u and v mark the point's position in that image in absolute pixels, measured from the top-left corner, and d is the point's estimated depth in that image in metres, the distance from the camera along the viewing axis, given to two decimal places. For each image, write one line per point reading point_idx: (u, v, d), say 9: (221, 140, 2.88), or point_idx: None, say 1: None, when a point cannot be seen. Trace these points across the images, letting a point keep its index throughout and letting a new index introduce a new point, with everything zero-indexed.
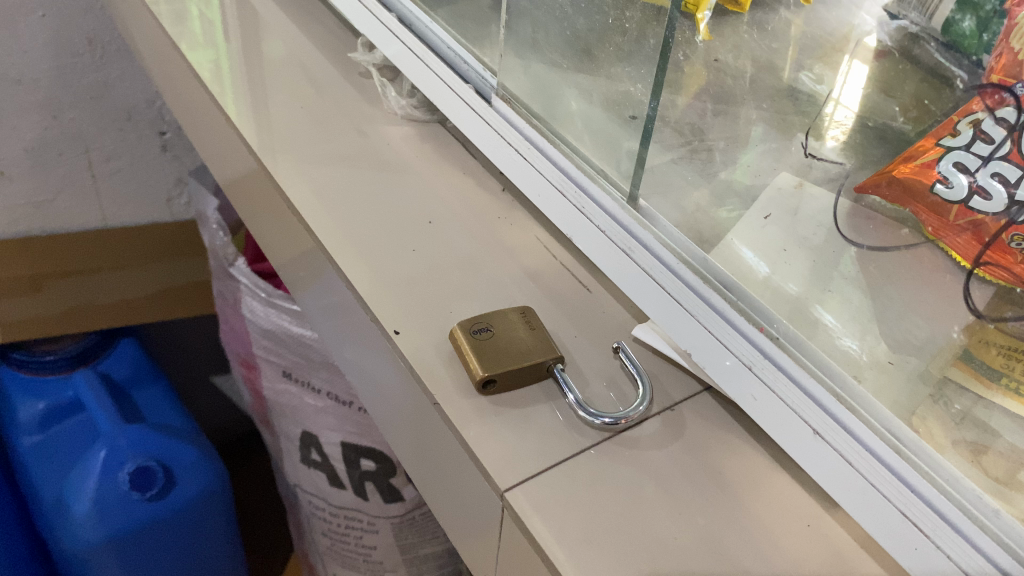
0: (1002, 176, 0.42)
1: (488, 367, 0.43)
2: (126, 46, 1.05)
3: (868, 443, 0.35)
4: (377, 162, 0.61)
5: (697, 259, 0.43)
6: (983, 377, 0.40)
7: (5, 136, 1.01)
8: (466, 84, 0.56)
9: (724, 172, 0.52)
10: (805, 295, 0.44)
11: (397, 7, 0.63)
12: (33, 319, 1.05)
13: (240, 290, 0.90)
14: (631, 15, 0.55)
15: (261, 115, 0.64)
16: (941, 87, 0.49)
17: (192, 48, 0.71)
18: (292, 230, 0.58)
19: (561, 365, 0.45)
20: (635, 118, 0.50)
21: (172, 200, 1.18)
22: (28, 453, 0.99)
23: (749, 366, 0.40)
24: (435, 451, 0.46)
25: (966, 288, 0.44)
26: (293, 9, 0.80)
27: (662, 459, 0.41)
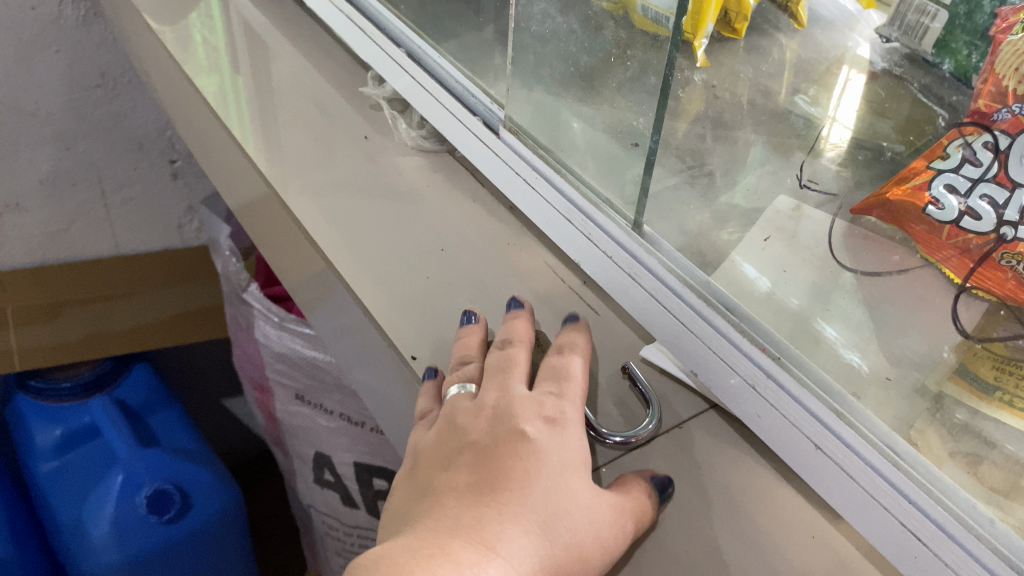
0: (990, 197, 0.44)
1: None
2: (138, 78, 1.07)
3: (865, 456, 0.37)
4: (389, 193, 0.63)
5: (700, 282, 0.45)
6: (978, 390, 0.41)
7: (21, 169, 1.04)
8: (475, 117, 0.58)
9: (724, 197, 0.53)
10: (806, 310, 0.46)
11: (405, 41, 0.65)
12: (48, 347, 1.06)
13: (253, 315, 0.92)
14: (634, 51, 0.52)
15: (274, 147, 0.66)
16: (925, 125, 0.54)
17: (204, 81, 0.73)
18: (305, 256, 0.60)
19: None
20: (637, 146, 0.50)
21: (183, 227, 1.21)
22: (46, 477, 1.01)
23: (753, 385, 0.41)
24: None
25: (955, 312, 0.46)
26: (301, 41, 0.82)
27: (671, 476, 0.43)
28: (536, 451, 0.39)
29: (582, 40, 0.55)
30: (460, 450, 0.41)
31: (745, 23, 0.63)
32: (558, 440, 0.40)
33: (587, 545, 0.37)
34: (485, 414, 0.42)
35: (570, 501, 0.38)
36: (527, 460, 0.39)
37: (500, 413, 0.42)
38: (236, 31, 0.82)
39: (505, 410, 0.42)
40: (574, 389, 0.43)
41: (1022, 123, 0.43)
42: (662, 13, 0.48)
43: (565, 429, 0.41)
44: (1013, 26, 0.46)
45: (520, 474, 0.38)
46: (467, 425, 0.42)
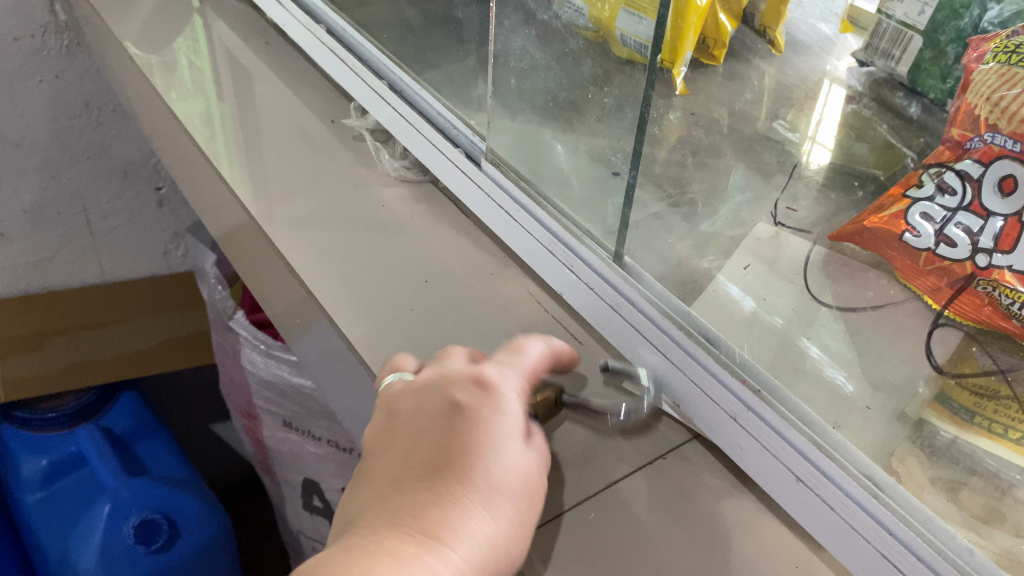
0: (964, 225, 0.45)
1: None
2: (121, 107, 1.07)
3: (846, 488, 0.37)
4: (373, 223, 0.63)
5: (681, 313, 0.45)
6: (956, 417, 0.42)
7: (6, 199, 1.04)
8: (456, 149, 0.59)
9: (706, 224, 0.53)
10: (790, 328, 0.47)
11: (387, 74, 0.66)
12: (35, 376, 1.07)
13: (239, 342, 0.91)
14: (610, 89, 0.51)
15: (257, 179, 0.67)
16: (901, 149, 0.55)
17: (187, 112, 0.73)
18: (289, 288, 0.60)
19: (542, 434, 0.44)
20: (618, 176, 0.50)
21: (169, 253, 1.21)
22: (31, 508, 1.00)
23: (735, 417, 0.42)
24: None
25: (927, 349, 0.46)
26: (283, 71, 0.82)
27: (656, 508, 0.43)
28: (470, 421, 0.39)
29: (558, 74, 0.54)
30: (397, 432, 0.40)
31: (723, 49, 0.62)
32: (492, 406, 0.40)
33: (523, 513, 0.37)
34: (418, 390, 0.42)
35: (508, 467, 0.38)
36: (461, 429, 0.38)
37: (435, 388, 0.41)
38: (217, 61, 0.83)
39: (439, 386, 0.42)
40: (520, 385, 0.43)
41: (993, 152, 0.44)
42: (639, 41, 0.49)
43: (499, 399, 0.41)
44: (984, 54, 0.47)
45: (457, 445, 0.38)
46: (401, 404, 0.42)
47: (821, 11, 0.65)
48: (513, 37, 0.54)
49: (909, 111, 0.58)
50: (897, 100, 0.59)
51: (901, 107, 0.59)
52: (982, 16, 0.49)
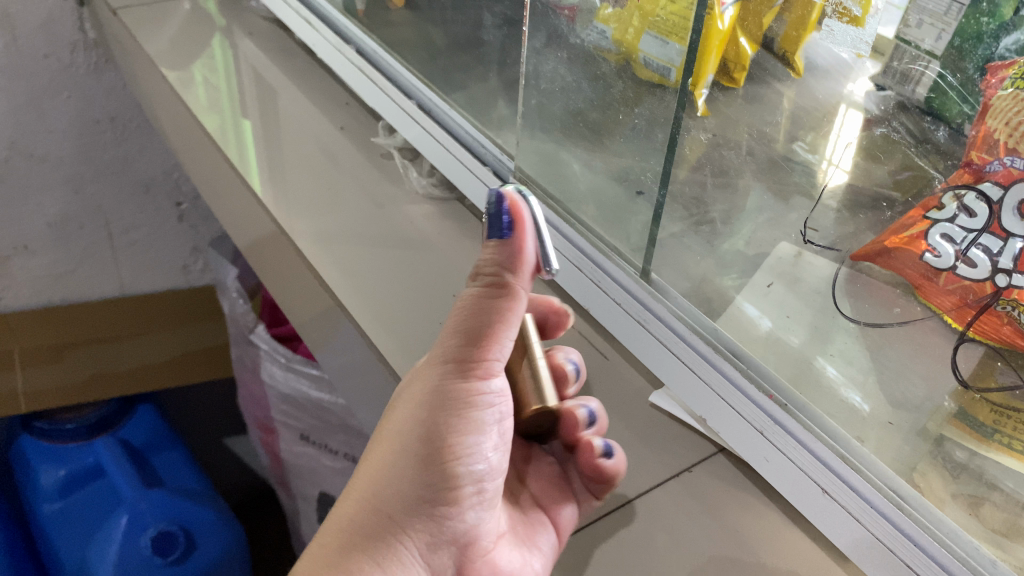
0: (985, 246, 0.46)
1: None
2: (146, 123, 1.09)
3: (870, 499, 0.39)
4: (401, 240, 0.65)
5: (706, 328, 0.47)
6: (978, 433, 0.43)
7: (31, 212, 1.06)
8: (484, 167, 0.62)
9: (726, 243, 0.54)
10: (806, 348, 0.48)
11: (416, 94, 0.69)
12: (52, 388, 1.07)
13: (260, 356, 0.92)
14: (642, 111, 0.52)
15: (285, 195, 0.68)
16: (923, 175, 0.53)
17: (216, 126, 0.74)
18: (315, 300, 0.61)
19: None
20: (642, 194, 0.52)
21: (188, 267, 1.23)
22: (48, 519, 0.99)
23: (761, 430, 0.44)
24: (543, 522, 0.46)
25: (954, 361, 0.47)
26: (311, 91, 0.84)
27: (684, 521, 0.44)
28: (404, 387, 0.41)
29: (593, 97, 0.55)
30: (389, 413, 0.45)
31: (745, 70, 0.58)
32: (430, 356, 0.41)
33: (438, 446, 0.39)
34: None
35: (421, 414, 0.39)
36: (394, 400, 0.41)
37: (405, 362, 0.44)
38: (246, 80, 0.84)
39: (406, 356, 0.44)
40: None
41: (1012, 175, 0.45)
42: (663, 64, 0.51)
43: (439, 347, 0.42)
44: (1003, 80, 0.47)
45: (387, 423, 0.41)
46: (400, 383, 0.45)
47: (851, 41, 0.55)
48: (544, 62, 0.56)
49: (936, 135, 0.54)
50: (926, 125, 0.55)
51: (929, 132, 0.54)
52: (998, 41, 0.47)
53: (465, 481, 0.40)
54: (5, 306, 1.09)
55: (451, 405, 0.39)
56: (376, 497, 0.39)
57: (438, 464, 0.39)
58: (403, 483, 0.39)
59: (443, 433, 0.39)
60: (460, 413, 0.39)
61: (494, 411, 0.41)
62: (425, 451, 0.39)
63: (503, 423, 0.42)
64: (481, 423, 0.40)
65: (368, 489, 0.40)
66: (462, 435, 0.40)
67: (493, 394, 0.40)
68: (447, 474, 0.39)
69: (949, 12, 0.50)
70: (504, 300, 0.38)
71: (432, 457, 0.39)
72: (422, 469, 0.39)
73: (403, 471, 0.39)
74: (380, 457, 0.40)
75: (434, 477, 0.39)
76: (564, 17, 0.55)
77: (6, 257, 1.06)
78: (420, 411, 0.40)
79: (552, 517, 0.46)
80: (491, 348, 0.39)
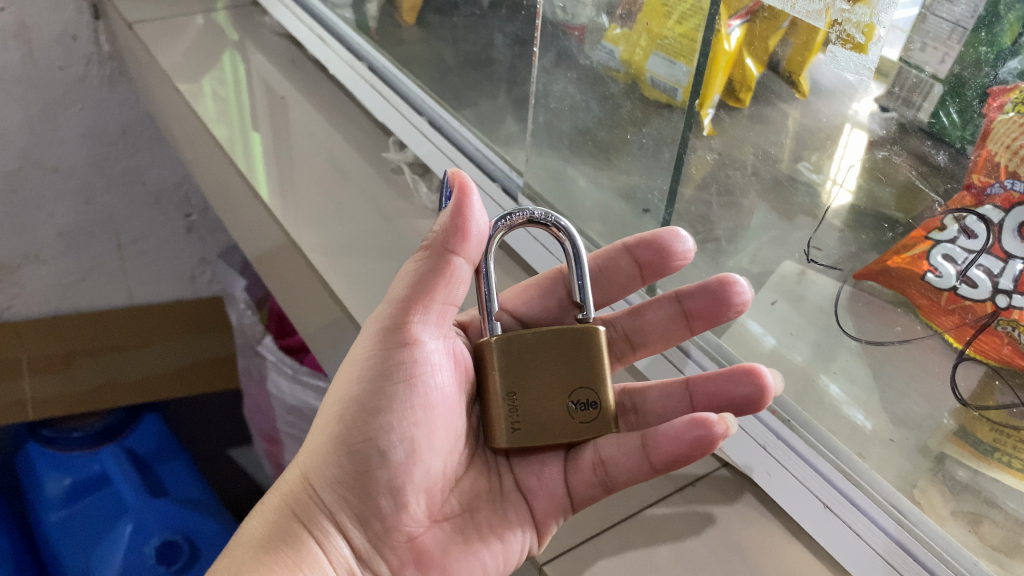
0: (986, 267, 0.45)
1: (511, 440, 0.40)
2: (158, 135, 1.10)
3: (872, 514, 0.42)
4: (411, 252, 0.65)
5: (712, 346, 0.53)
6: (978, 451, 0.43)
7: (42, 222, 1.07)
8: (494, 183, 0.65)
9: (731, 260, 0.57)
10: (809, 366, 0.51)
11: (427, 111, 0.71)
12: (60, 395, 1.10)
13: (267, 366, 0.93)
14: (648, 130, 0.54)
15: (296, 207, 0.69)
16: (919, 199, 0.49)
17: (228, 139, 0.76)
18: (327, 312, 0.62)
19: (593, 406, 0.41)
20: (647, 212, 0.55)
21: (196, 278, 1.24)
22: (54, 528, 0.95)
23: (762, 445, 0.47)
24: (520, 517, 0.43)
25: (954, 377, 0.47)
26: (322, 105, 0.85)
27: (687, 534, 0.46)
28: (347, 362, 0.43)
29: (601, 118, 0.57)
30: None
31: (751, 91, 0.51)
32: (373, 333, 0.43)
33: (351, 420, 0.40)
34: None
35: (344, 388, 0.41)
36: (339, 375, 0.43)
37: None
38: (257, 94, 0.86)
39: None
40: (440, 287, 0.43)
41: (1013, 199, 0.44)
42: (670, 84, 0.51)
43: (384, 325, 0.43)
44: (1004, 104, 0.43)
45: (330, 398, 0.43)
46: None
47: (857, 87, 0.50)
48: (554, 81, 0.58)
49: (936, 161, 0.47)
50: (926, 147, 0.48)
51: (926, 154, 0.48)
52: (998, 67, 0.43)
53: (378, 467, 0.39)
54: (15, 314, 1.10)
55: (367, 379, 0.40)
56: (302, 470, 0.41)
57: (345, 447, 0.40)
58: (322, 462, 0.40)
59: (351, 414, 0.40)
60: (372, 396, 0.40)
61: (418, 398, 0.40)
62: (337, 433, 0.40)
63: (439, 411, 0.41)
64: (399, 403, 0.40)
65: (300, 461, 0.42)
66: (374, 418, 0.39)
67: (416, 381, 0.40)
68: (360, 458, 0.39)
69: (952, 37, 0.44)
70: (427, 265, 0.40)
71: (346, 440, 0.40)
72: (333, 450, 0.40)
73: (323, 451, 0.40)
74: (314, 431, 0.42)
75: (346, 461, 0.40)
76: (574, 37, 0.56)
77: (17, 265, 1.07)
78: (343, 388, 0.41)
79: (536, 521, 0.43)
80: (409, 332, 0.40)
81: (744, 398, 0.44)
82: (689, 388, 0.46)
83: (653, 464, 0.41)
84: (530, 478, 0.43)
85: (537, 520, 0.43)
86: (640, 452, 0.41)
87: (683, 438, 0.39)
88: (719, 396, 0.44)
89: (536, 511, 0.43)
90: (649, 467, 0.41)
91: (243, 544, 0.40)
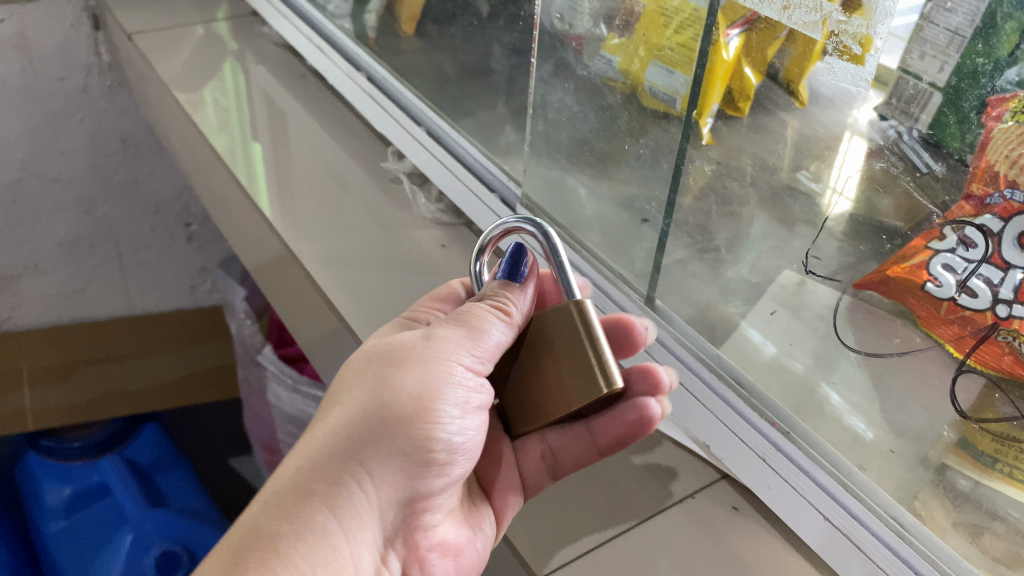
0: (986, 276, 0.46)
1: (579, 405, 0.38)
2: (158, 145, 1.10)
3: (873, 528, 0.41)
4: (409, 264, 0.65)
5: (711, 356, 0.49)
6: (979, 462, 0.44)
7: (42, 232, 1.07)
8: (493, 193, 0.64)
9: (732, 270, 0.54)
10: (810, 374, 0.49)
11: (426, 121, 0.71)
12: (62, 406, 1.07)
13: (267, 377, 0.93)
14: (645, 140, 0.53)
15: (294, 217, 0.69)
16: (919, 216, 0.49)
17: (226, 148, 0.76)
18: (326, 324, 0.62)
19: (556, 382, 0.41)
20: (646, 221, 0.54)
21: (196, 287, 1.23)
22: (54, 539, 0.94)
23: (763, 457, 0.46)
24: (485, 508, 0.45)
25: (951, 390, 0.47)
26: (322, 116, 0.85)
27: (690, 550, 0.46)
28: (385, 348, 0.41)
29: (600, 130, 0.57)
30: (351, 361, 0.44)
31: (750, 100, 0.51)
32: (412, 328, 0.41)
33: (409, 410, 0.39)
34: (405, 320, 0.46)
35: (406, 374, 0.39)
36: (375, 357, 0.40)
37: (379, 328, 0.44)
38: (257, 104, 0.86)
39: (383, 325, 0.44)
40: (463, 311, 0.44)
41: (1013, 208, 0.44)
42: (668, 93, 0.50)
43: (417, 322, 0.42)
44: (1002, 114, 0.43)
45: (356, 376, 0.40)
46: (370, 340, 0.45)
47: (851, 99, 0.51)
48: (552, 91, 0.58)
49: (932, 172, 0.48)
50: (922, 158, 0.49)
51: (923, 165, 0.49)
52: (997, 77, 0.43)
53: (436, 455, 0.40)
54: (16, 325, 1.11)
55: (437, 374, 0.40)
56: (337, 445, 0.38)
57: (406, 434, 0.39)
58: (367, 442, 0.38)
59: (422, 404, 0.39)
60: (440, 390, 0.39)
61: (469, 405, 0.41)
62: (399, 418, 0.39)
63: (479, 415, 0.42)
64: (458, 404, 0.40)
65: (325, 434, 0.39)
66: (437, 412, 0.39)
67: (473, 392, 0.41)
68: (417, 450, 0.39)
69: (952, 45, 0.45)
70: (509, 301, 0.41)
71: (404, 429, 0.39)
72: (386, 440, 0.39)
73: (372, 431, 0.38)
74: (348, 402, 0.39)
75: (400, 448, 0.39)
76: (572, 46, 0.56)
77: (17, 276, 1.08)
78: (399, 376, 0.39)
79: (494, 506, 0.46)
80: (486, 347, 0.40)
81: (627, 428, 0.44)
82: (590, 428, 0.45)
83: (598, 447, 0.45)
84: (492, 472, 0.46)
85: (495, 507, 0.46)
86: (587, 436, 0.45)
87: (623, 429, 0.44)
88: (621, 437, 0.44)
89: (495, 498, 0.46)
90: (595, 450, 0.46)
91: (262, 538, 0.36)
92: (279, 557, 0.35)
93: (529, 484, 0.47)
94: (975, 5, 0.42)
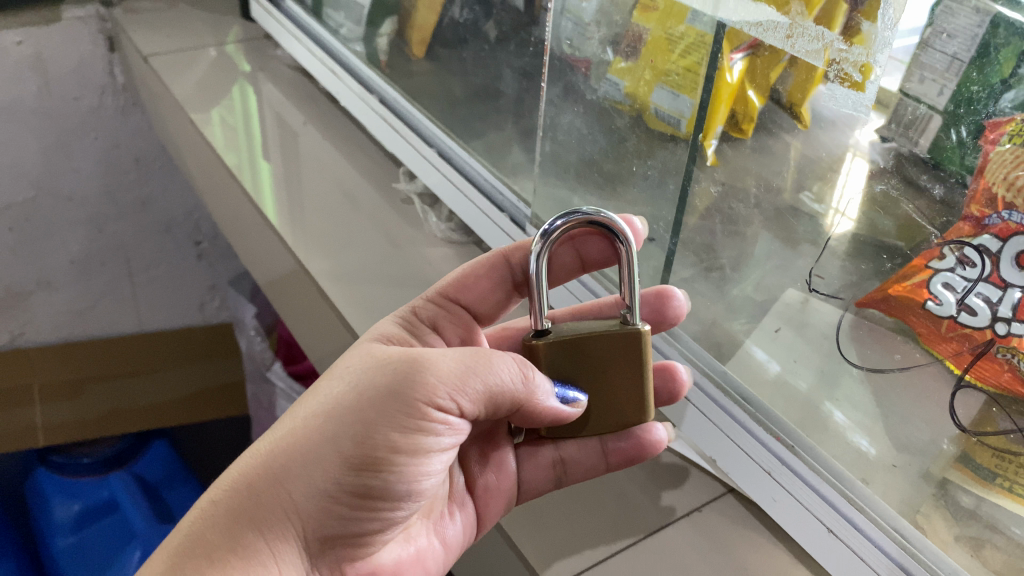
0: (985, 295, 0.45)
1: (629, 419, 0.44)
2: (170, 163, 1.13)
3: (876, 539, 0.43)
4: (420, 281, 0.67)
5: (718, 373, 0.53)
6: (979, 477, 0.44)
7: (55, 249, 1.08)
8: (502, 213, 0.66)
9: (736, 289, 0.56)
10: (814, 393, 0.51)
11: (437, 142, 0.73)
12: (72, 422, 1.09)
13: (277, 394, 0.95)
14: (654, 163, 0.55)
15: (308, 234, 0.71)
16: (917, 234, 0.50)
17: (238, 167, 0.77)
18: (338, 339, 0.63)
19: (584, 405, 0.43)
20: (653, 241, 0.57)
21: (205, 304, 1.24)
22: (62, 554, 0.96)
23: (769, 471, 0.48)
24: (467, 513, 0.47)
25: (952, 405, 0.47)
26: (332, 136, 0.86)
27: (698, 563, 0.47)
28: (355, 375, 0.40)
29: (607, 151, 0.59)
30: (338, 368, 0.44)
31: (753, 122, 0.52)
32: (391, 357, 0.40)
33: (356, 453, 0.38)
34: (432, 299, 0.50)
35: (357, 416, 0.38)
36: (342, 383, 0.40)
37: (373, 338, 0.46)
38: (268, 123, 0.87)
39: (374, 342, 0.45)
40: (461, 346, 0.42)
41: (1010, 228, 0.44)
42: (675, 115, 0.52)
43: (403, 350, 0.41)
44: (999, 138, 0.44)
45: (322, 401, 0.40)
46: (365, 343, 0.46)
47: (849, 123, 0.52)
48: (562, 114, 0.60)
49: (933, 193, 0.49)
50: (921, 178, 0.49)
51: (924, 187, 0.49)
52: (994, 102, 0.44)
53: (378, 501, 0.39)
54: (27, 341, 1.11)
55: (392, 422, 0.38)
56: (281, 467, 0.39)
57: (349, 476, 0.38)
58: (310, 476, 0.38)
59: (369, 451, 0.38)
60: (389, 440, 0.38)
61: (428, 455, 0.40)
62: (348, 456, 0.38)
63: (437, 462, 0.41)
64: (414, 453, 0.39)
65: (274, 452, 0.39)
66: (383, 463, 0.38)
67: (432, 444, 0.39)
68: (360, 492, 0.39)
69: (950, 68, 0.45)
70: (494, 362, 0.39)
71: (349, 471, 0.38)
72: (332, 476, 0.38)
73: (317, 466, 0.38)
74: (302, 424, 0.39)
75: (343, 489, 0.38)
76: (581, 70, 0.57)
77: (30, 292, 1.08)
78: (353, 414, 0.38)
79: (478, 512, 0.48)
80: (450, 406, 0.38)
81: (629, 451, 0.48)
82: (604, 446, 0.48)
83: (608, 463, 0.49)
84: (490, 477, 0.48)
85: (481, 515, 0.48)
86: (600, 452, 0.48)
87: (634, 452, 0.48)
88: (632, 456, 0.49)
89: (488, 504, 0.48)
90: (604, 465, 0.49)
91: (196, 546, 0.37)
92: (207, 565, 0.37)
93: (523, 490, 0.49)
94: (973, 31, 0.43)
